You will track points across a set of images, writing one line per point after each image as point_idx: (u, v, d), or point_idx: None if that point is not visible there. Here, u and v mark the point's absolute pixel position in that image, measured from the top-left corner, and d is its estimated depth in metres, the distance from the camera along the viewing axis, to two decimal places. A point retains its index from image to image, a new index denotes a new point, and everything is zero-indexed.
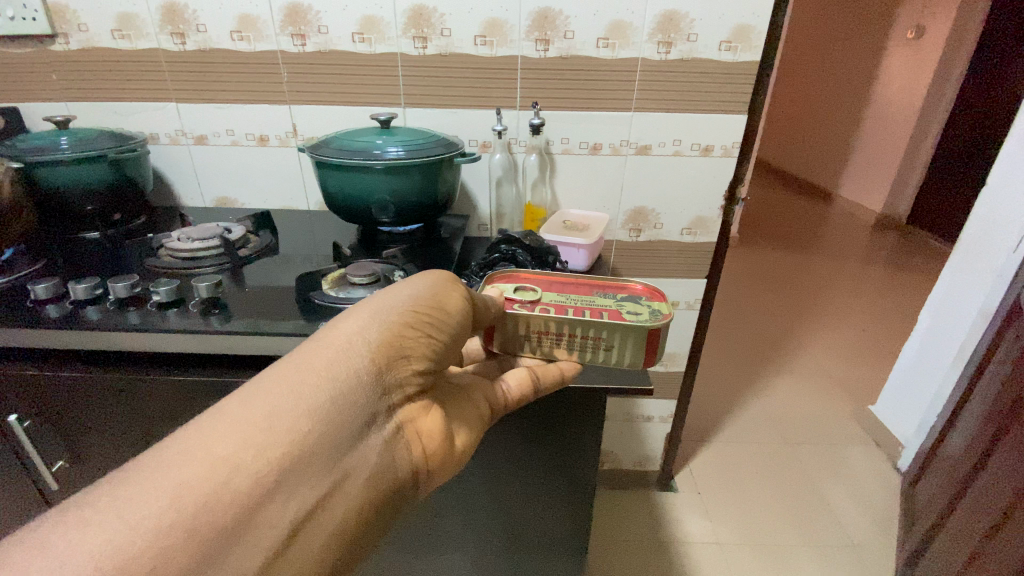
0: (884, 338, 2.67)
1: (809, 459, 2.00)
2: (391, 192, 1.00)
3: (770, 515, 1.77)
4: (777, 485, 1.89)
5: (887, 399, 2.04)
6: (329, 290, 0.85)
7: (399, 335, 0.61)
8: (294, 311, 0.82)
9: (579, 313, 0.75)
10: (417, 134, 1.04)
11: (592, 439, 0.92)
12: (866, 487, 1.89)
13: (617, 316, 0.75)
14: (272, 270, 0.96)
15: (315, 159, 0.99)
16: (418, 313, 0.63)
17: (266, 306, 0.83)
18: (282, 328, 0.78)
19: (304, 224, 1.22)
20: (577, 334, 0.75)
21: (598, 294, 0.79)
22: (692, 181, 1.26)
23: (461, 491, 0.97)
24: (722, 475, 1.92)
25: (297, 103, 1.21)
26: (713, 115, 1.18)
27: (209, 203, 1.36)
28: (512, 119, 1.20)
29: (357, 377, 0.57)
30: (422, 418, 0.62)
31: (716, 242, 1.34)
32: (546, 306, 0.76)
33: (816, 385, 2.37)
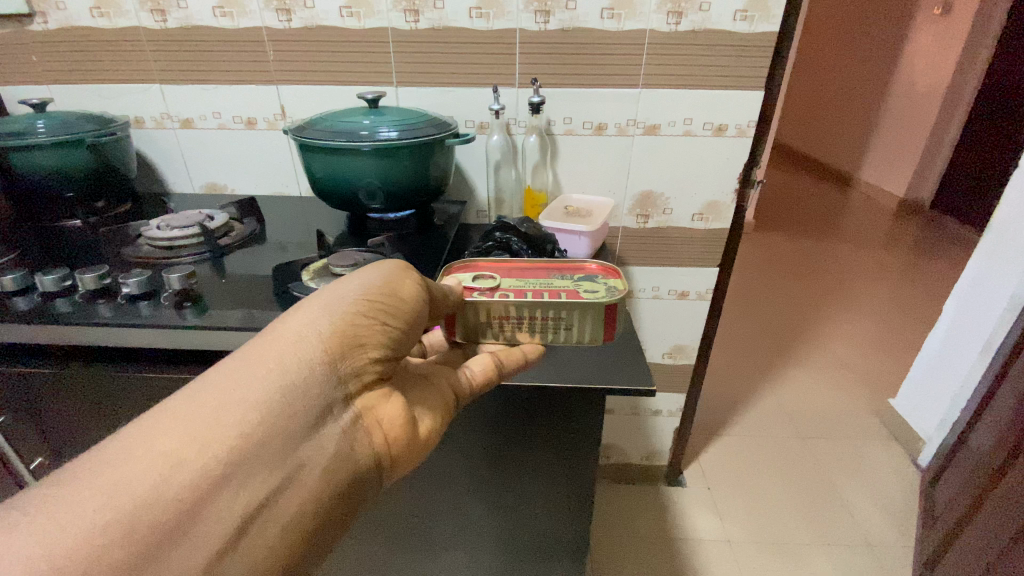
0: (905, 329, 2.57)
1: (824, 453, 1.93)
2: (379, 177, 0.93)
3: (782, 512, 1.71)
4: (790, 480, 1.82)
5: (908, 392, 1.95)
6: (308, 281, 0.80)
7: (355, 324, 0.51)
8: (271, 304, 0.77)
9: (538, 296, 0.70)
10: (407, 114, 0.97)
11: (592, 437, 0.86)
12: (884, 483, 1.82)
13: (575, 295, 0.70)
14: (253, 259, 0.91)
15: (299, 141, 0.92)
16: (377, 298, 0.53)
17: (242, 299, 0.79)
18: (255, 322, 0.73)
19: (293, 212, 1.17)
20: (538, 318, 0.70)
21: (557, 274, 0.75)
22: (704, 163, 1.18)
23: (454, 486, 0.92)
24: (734, 471, 1.86)
25: (284, 82, 1.15)
26: (728, 91, 1.09)
27: (199, 189, 1.31)
28: (511, 98, 1.13)
29: (309, 372, 0.48)
30: (383, 405, 0.52)
31: (729, 228, 1.26)
32: (505, 292, 0.70)
33: (834, 378, 2.28)
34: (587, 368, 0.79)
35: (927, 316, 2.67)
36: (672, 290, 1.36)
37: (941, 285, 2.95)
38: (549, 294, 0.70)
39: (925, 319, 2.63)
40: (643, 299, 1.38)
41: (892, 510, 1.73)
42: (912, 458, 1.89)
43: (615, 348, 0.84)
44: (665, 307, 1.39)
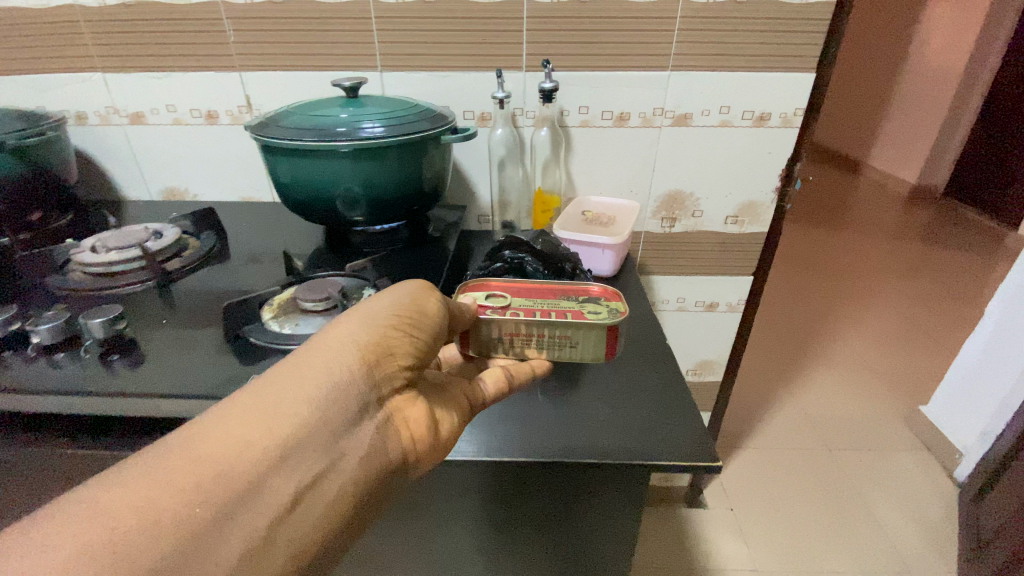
0: (930, 323, 2.42)
1: (852, 465, 1.79)
2: (361, 183, 0.77)
3: (809, 531, 1.58)
4: (816, 495, 1.69)
5: (941, 400, 1.81)
6: (271, 320, 0.63)
7: (388, 335, 0.47)
8: (220, 354, 0.60)
9: (549, 316, 0.58)
10: (394, 105, 0.80)
11: (631, 517, 0.69)
12: (918, 495, 1.69)
13: (592, 314, 0.58)
14: (206, 288, 0.74)
15: (260, 141, 0.75)
16: (412, 308, 0.49)
17: (183, 347, 0.62)
18: (197, 384, 0.56)
19: (263, 223, 0.99)
20: (547, 341, 0.59)
21: (565, 289, 0.61)
22: (742, 158, 1.01)
23: (449, 545, 0.75)
24: (758, 487, 1.73)
25: (248, 69, 0.97)
26: (773, 72, 0.92)
27: (155, 195, 1.14)
28: (517, 83, 0.95)
29: (342, 389, 0.44)
30: (410, 410, 0.48)
31: (767, 231, 1.10)
32: (513, 310, 0.59)
33: (858, 380, 2.13)
34: (632, 431, 0.62)
35: (951, 309, 2.51)
36: (700, 300, 1.20)
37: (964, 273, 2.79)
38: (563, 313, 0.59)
39: (951, 313, 2.48)
40: (667, 311, 1.22)
41: (926, 524, 1.60)
42: (945, 467, 1.76)
43: (662, 402, 0.66)
44: (691, 320, 1.23)
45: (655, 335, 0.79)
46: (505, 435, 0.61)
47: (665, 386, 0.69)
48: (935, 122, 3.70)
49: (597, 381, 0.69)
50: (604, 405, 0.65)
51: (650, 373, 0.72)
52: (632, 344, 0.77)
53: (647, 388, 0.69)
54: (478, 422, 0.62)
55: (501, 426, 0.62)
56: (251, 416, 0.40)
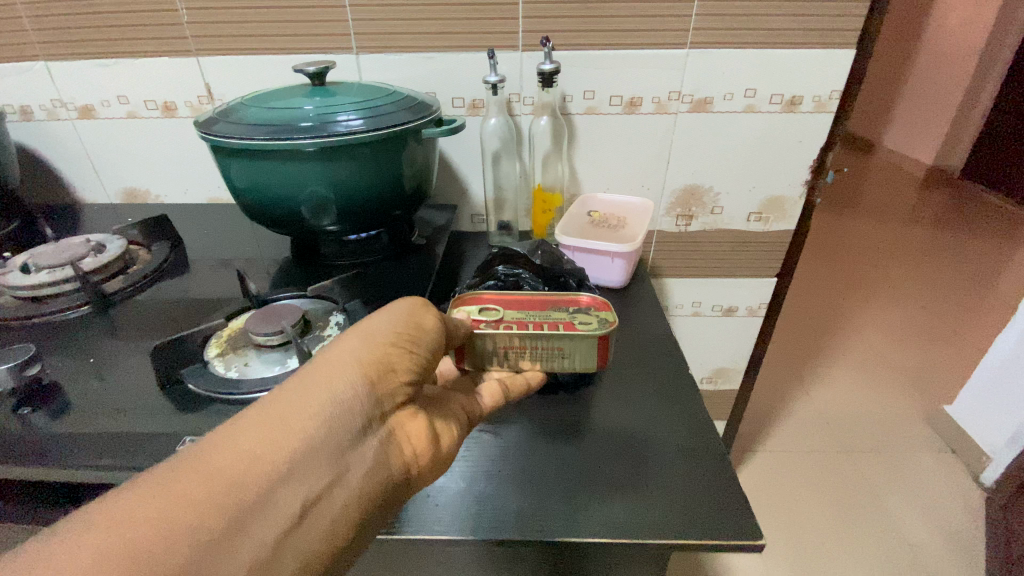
0: (953, 309, 2.23)
1: (869, 468, 1.62)
2: (329, 186, 0.65)
3: (824, 542, 1.43)
4: (830, 500, 1.53)
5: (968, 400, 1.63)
6: (216, 362, 0.52)
7: (391, 348, 0.40)
8: (148, 405, 0.49)
9: (546, 327, 0.50)
10: (368, 93, 0.69)
11: None
12: (939, 501, 1.52)
13: (594, 325, 0.51)
14: (149, 314, 0.64)
15: (207, 138, 0.63)
16: (416, 317, 0.42)
17: (105, 394, 0.51)
18: (114, 447, 0.45)
19: (228, 230, 0.88)
20: (542, 356, 0.51)
21: (563, 298, 0.54)
22: (769, 147, 0.89)
23: None
24: (774, 495, 1.56)
25: (206, 53, 0.85)
26: (805, 49, 0.80)
27: (114, 197, 1.03)
28: (511, 65, 0.83)
29: (342, 411, 0.37)
30: (411, 427, 0.40)
31: (794, 230, 0.98)
32: (505, 322, 0.50)
33: (876, 373, 1.94)
34: (656, 498, 0.50)
35: (975, 291, 2.33)
36: (718, 305, 1.09)
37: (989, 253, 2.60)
38: (561, 324, 0.51)
39: (977, 296, 2.29)
40: (681, 316, 1.11)
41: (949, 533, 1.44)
42: (969, 470, 1.59)
43: (689, 452, 0.54)
44: (707, 325, 1.12)
45: (675, 358, 0.67)
46: (501, 511, 0.49)
47: (692, 430, 0.57)
48: (956, 91, 3.33)
49: (608, 426, 0.57)
50: (619, 460, 0.53)
51: (672, 411, 0.59)
52: (648, 372, 0.65)
53: (670, 433, 0.57)
54: (468, 491, 0.50)
55: (495, 498, 0.50)
56: (239, 439, 0.33)
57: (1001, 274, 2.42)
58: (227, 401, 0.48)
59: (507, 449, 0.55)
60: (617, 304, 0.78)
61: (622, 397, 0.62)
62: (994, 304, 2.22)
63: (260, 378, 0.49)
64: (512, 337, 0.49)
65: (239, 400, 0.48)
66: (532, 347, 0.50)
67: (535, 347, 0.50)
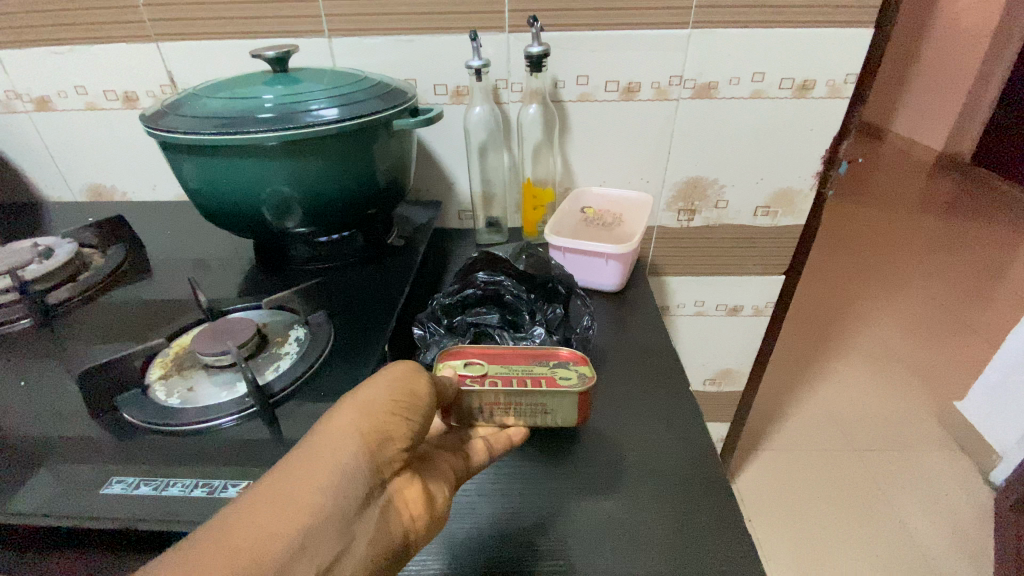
0: (964, 297, 2.11)
1: (875, 465, 1.48)
2: (293, 183, 0.59)
3: (824, 538, 1.31)
4: (831, 496, 1.40)
5: (980, 394, 1.47)
6: (156, 387, 0.47)
7: (391, 419, 0.36)
8: (75, 436, 0.43)
9: (528, 385, 0.45)
10: (334, 79, 0.62)
11: None
12: (948, 499, 1.38)
13: (577, 380, 0.46)
14: (99, 325, 0.60)
15: (154, 133, 0.57)
16: (415, 382, 0.38)
17: (28, 422, 0.45)
18: (29, 487, 0.39)
19: (194, 231, 0.83)
20: (522, 414, 0.46)
21: (540, 350, 0.49)
22: (778, 135, 0.82)
23: None
24: (773, 488, 1.44)
25: (166, 38, 0.78)
26: (819, 26, 0.73)
27: (80, 195, 0.97)
28: (497, 48, 0.76)
29: (341, 493, 0.33)
30: (412, 494, 0.36)
31: (805, 224, 0.91)
32: (485, 378, 0.45)
33: (882, 364, 1.82)
34: (651, 547, 0.43)
35: (987, 278, 2.22)
36: (722, 304, 1.02)
37: (1004, 240, 2.49)
38: (543, 379, 0.46)
39: (989, 283, 2.18)
40: (683, 316, 1.05)
41: (955, 532, 1.30)
42: (979, 469, 1.45)
43: (689, 484, 0.48)
44: (711, 326, 1.05)
45: (671, 370, 0.61)
46: (473, 564, 0.43)
47: (691, 459, 0.50)
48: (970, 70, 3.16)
49: (598, 453, 0.51)
50: (612, 496, 0.47)
51: (670, 434, 0.53)
52: (643, 389, 0.59)
53: (668, 460, 0.50)
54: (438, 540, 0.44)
55: (472, 544, 0.44)
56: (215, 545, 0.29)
57: (1014, 260, 2.32)
58: (160, 430, 0.43)
59: (486, 484, 0.49)
60: (612, 309, 0.72)
61: (613, 416, 0.55)
62: (1008, 292, 2.11)
63: (200, 407, 0.45)
64: (491, 395, 0.44)
65: (178, 433, 0.43)
66: (513, 406, 0.45)
67: (516, 406, 0.45)
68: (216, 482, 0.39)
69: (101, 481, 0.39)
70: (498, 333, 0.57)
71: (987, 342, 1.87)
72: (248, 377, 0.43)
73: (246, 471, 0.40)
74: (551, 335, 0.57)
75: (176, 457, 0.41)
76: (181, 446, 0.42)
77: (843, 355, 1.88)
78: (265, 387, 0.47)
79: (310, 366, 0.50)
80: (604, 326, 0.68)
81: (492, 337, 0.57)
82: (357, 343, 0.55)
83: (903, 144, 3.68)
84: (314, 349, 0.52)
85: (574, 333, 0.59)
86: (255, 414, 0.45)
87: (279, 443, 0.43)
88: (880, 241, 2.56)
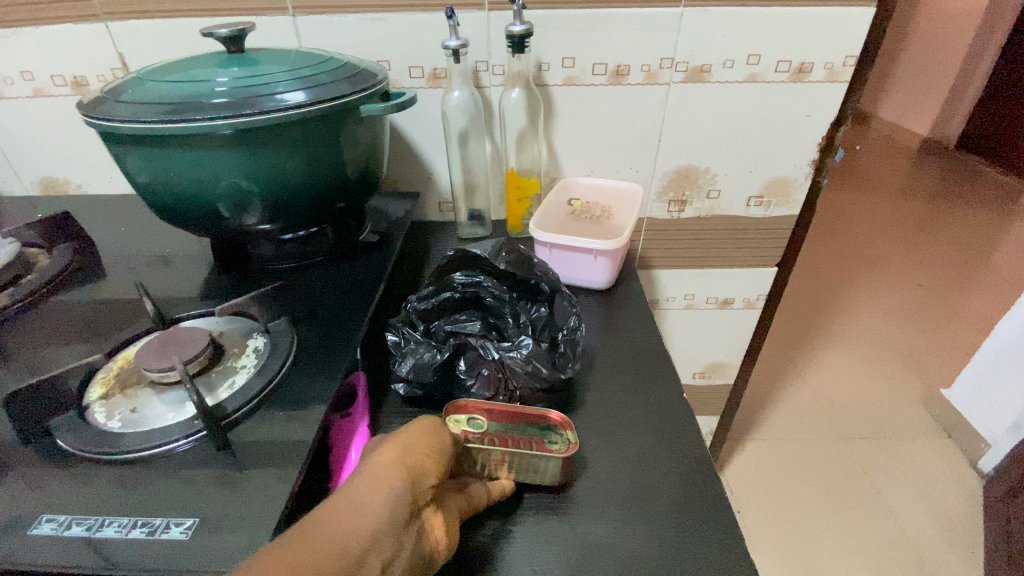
0: (949, 283, 2.13)
1: (864, 453, 1.48)
2: (251, 176, 0.54)
3: (813, 526, 1.31)
4: (820, 484, 1.40)
5: (967, 381, 1.48)
6: (96, 409, 0.44)
7: (427, 457, 0.40)
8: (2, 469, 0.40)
9: (518, 447, 0.45)
10: (296, 60, 0.56)
11: None
12: (935, 485, 1.39)
13: (564, 446, 0.45)
14: (37, 330, 0.55)
15: (93, 122, 0.51)
16: (443, 430, 0.43)
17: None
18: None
19: (152, 225, 0.77)
20: (511, 473, 0.46)
21: (534, 411, 0.49)
22: (774, 121, 0.78)
23: None
24: (761, 477, 1.44)
25: (116, 17, 0.72)
26: (817, 5, 0.68)
27: (30, 187, 0.90)
28: (476, 26, 0.71)
29: (390, 516, 0.36)
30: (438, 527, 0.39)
31: (799, 215, 0.88)
32: (483, 435, 0.46)
33: (870, 352, 1.82)
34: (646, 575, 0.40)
35: (971, 264, 2.23)
36: (713, 297, 0.99)
37: (988, 225, 2.50)
38: (534, 442, 0.46)
39: (974, 269, 2.19)
40: (673, 310, 1.01)
41: (944, 519, 1.31)
42: (966, 455, 1.45)
43: (685, 505, 0.45)
44: (701, 319, 1.02)
45: (665, 376, 0.57)
46: None
47: (686, 473, 0.47)
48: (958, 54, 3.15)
49: (587, 470, 0.48)
50: (601, 519, 0.44)
51: (663, 446, 0.50)
52: (636, 397, 0.55)
53: (663, 477, 0.47)
54: None
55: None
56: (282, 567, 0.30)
57: (997, 245, 2.34)
58: (99, 461, 0.40)
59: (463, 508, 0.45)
60: (601, 307, 0.68)
61: (603, 426, 0.52)
62: (992, 278, 2.13)
63: (141, 437, 0.41)
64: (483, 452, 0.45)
65: (118, 461, 0.40)
66: (503, 465, 0.45)
67: (505, 464, 0.45)
68: (157, 521, 0.37)
69: (30, 520, 0.37)
70: (480, 340, 0.52)
71: (972, 328, 1.88)
72: (194, 399, 0.40)
73: (192, 506, 0.38)
74: (539, 344, 0.52)
75: (115, 491, 0.38)
76: (122, 478, 0.39)
77: (832, 343, 1.87)
78: (216, 408, 0.43)
79: (268, 381, 0.46)
80: (593, 325, 0.65)
81: (475, 347, 0.52)
82: (323, 351, 0.51)
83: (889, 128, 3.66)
84: (274, 362, 0.48)
85: (559, 335, 0.55)
86: (206, 438, 0.42)
87: (231, 471, 0.40)
88: (868, 227, 2.55)
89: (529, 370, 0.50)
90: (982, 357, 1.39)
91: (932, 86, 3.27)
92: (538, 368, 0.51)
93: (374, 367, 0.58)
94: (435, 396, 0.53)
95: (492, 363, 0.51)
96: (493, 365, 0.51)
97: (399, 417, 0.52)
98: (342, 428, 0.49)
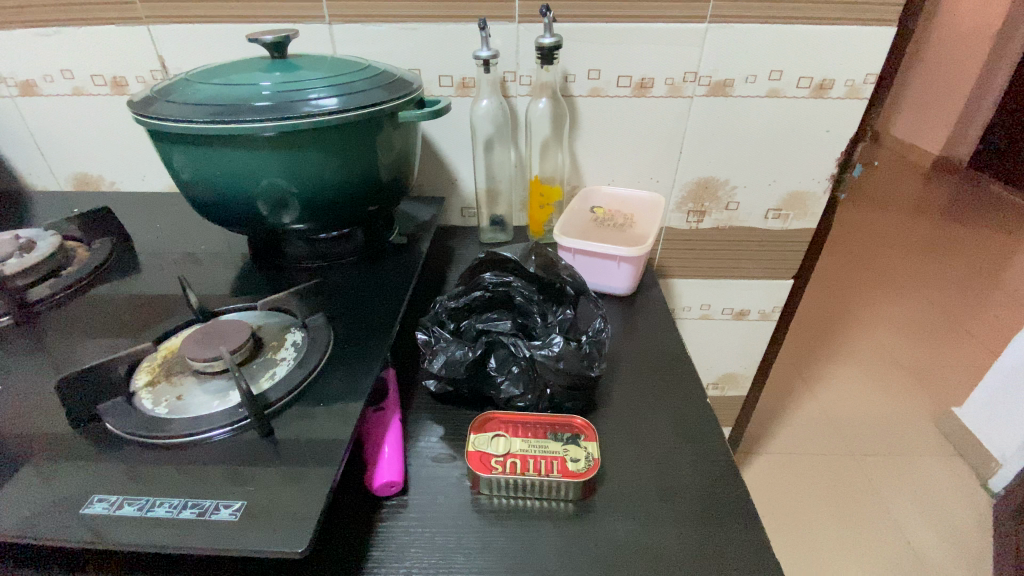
0: (959, 302, 2.12)
1: (874, 469, 1.47)
2: (290, 176, 0.56)
3: (822, 540, 1.30)
4: (828, 498, 1.39)
5: (978, 400, 1.47)
6: (143, 395, 0.46)
7: None
8: (53, 452, 0.42)
9: (541, 470, 0.46)
10: (334, 66, 0.59)
11: None
12: (944, 503, 1.37)
13: (585, 463, 0.47)
14: (79, 320, 0.57)
15: (144, 121, 0.54)
16: None
17: (5, 434, 0.43)
18: (6, 505, 0.38)
19: (185, 222, 0.79)
20: (533, 493, 0.46)
21: (558, 422, 0.51)
22: (794, 135, 0.79)
23: None
24: (770, 489, 1.43)
25: (159, 23, 0.75)
26: (840, 24, 0.70)
27: (65, 183, 0.93)
28: (506, 38, 0.73)
29: None
30: None
31: (817, 228, 0.89)
32: (507, 457, 0.48)
33: (881, 367, 1.82)
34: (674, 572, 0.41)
35: (984, 283, 2.22)
36: (728, 308, 1.00)
37: (999, 245, 2.50)
38: (556, 462, 0.47)
39: (986, 289, 2.18)
40: (688, 319, 1.02)
41: (954, 538, 1.29)
42: (977, 474, 1.44)
43: (709, 507, 0.45)
44: (715, 329, 1.03)
45: (686, 381, 0.58)
46: None
47: (711, 476, 0.48)
48: None
49: (613, 467, 0.49)
50: (629, 516, 0.45)
51: (688, 448, 0.51)
52: (660, 400, 0.56)
53: (688, 479, 0.48)
54: (451, 569, 0.41)
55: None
56: None
57: (1008, 265, 2.33)
58: (148, 446, 0.42)
59: (495, 506, 0.46)
60: (623, 313, 0.69)
61: (629, 425, 0.53)
62: (1005, 298, 2.12)
63: (187, 422, 0.43)
64: (508, 473, 0.46)
65: (165, 446, 0.42)
66: (527, 487, 0.46)
67: (529, 487, 0.46)
68: (206, 503, 0.38)
69: (83, 499, 0.38)
70: (511, 341, 0.53)
71: (984, 348, 1.87)
72: (240, 387, 0.42)
73: (237, 491, 0.39)
74: (568, 342, 0.53)
75: (164, 474, 0.40)
76: (169, 462, 0.41)
77: (843, 358, 1.86)
78: (259, 396, 0.45)
79: (308, 374, 0.48)
80: (614, 330, 0.66)
81: (505, 345, 0.53)
82: (357, 346, 0.53)
83: (899, 146, 3.66)
84: (312, 355, 0.50)
85: (585, 336, 0.55)
86: (248, 426, 0.44)
87: (271, 460, 0.41)
88: (879, 244, 2.55)
89: (559, 367, 0.51)
90: (996, 375, 1.38)
91: (944, 106, 3.28)
92: (567, 365, 0.51)
93: (404, 365, 0.60)
94: (464, 393, 0.55)
95: (523, 360, 0.52)
96: (524, 363, 0.52)
97: (427, 414, 0.54)
98: (375, 423, 0.50)
